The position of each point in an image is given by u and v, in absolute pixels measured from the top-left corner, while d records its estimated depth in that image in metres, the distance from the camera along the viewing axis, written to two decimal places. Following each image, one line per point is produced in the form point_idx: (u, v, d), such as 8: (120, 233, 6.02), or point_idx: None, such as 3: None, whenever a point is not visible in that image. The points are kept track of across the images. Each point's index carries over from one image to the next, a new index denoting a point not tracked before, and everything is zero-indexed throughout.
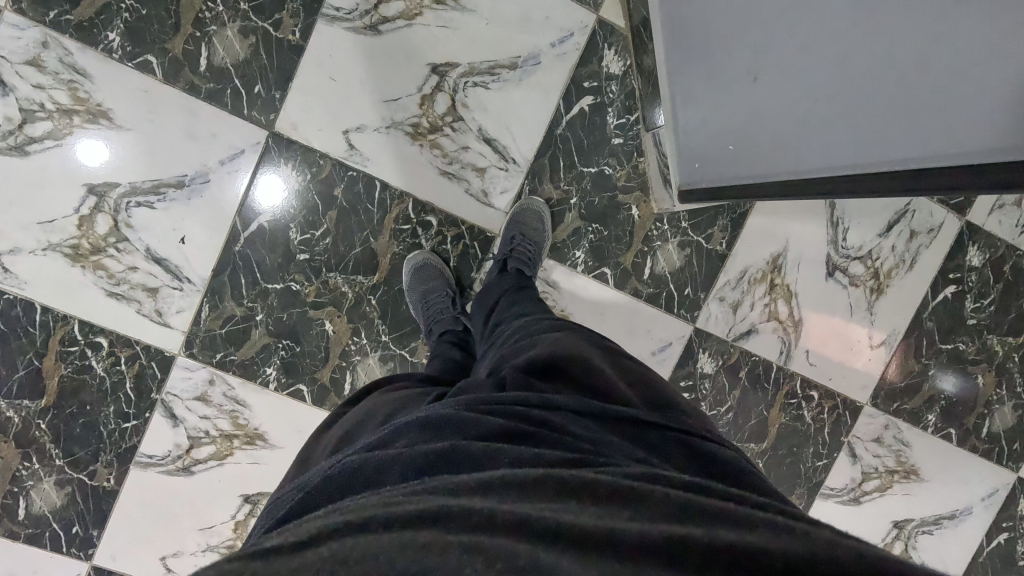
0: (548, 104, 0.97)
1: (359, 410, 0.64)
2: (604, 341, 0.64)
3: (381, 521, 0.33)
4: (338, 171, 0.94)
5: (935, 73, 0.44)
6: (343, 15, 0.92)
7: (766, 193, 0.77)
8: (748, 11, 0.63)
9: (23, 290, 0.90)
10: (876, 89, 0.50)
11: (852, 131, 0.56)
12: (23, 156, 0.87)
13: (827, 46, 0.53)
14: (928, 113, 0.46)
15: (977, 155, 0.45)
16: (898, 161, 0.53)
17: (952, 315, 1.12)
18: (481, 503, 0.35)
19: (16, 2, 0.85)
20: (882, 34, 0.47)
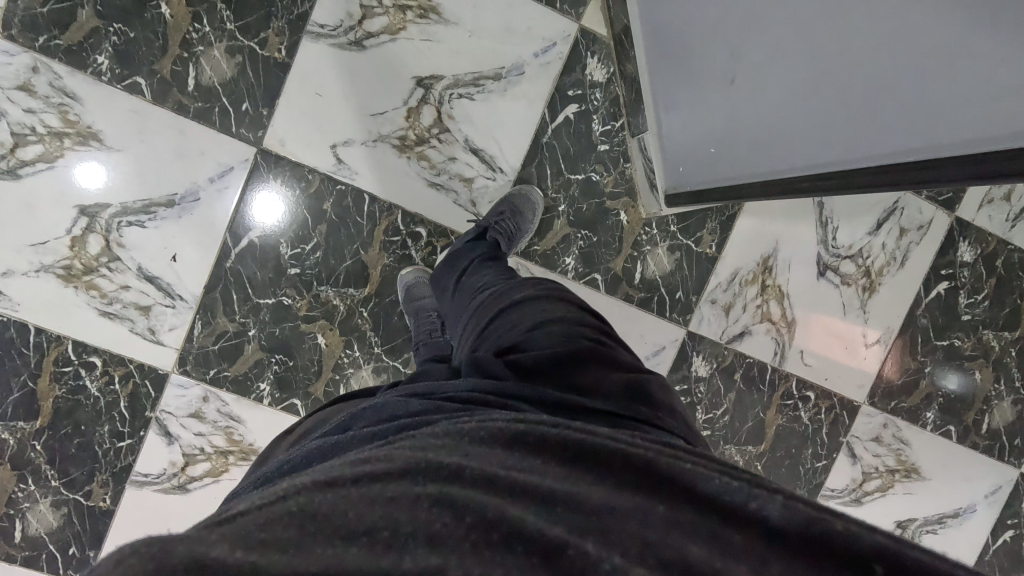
0: (533, 114, 0.98)
1: (330, 408, 0.64)
2: (574, 314, 0.64)
3: (348, 476, 0.33)
4: (327, 185, 0.95)
5: (907, 68, 0.44)
6: (328, 31, 0.93)
7: (746, 189, 0.78)
8: (725, 11, 0.63)
9: (16, 312, 0.90)
10: (851, 84, 0.50)
11: (830, 127, 0.56)
12: (15, 180, 0.88)
13: (803, 44, 0.53)
14: (901, 108, 0.47)
15: (951, 147, 0.45)
16: (877, 154, 0.53)
17: (947, 310, 1.11)
18: (447, 457, 0.35)
19: (5, 29, 0.86)
20: (852, 31, 0.47)
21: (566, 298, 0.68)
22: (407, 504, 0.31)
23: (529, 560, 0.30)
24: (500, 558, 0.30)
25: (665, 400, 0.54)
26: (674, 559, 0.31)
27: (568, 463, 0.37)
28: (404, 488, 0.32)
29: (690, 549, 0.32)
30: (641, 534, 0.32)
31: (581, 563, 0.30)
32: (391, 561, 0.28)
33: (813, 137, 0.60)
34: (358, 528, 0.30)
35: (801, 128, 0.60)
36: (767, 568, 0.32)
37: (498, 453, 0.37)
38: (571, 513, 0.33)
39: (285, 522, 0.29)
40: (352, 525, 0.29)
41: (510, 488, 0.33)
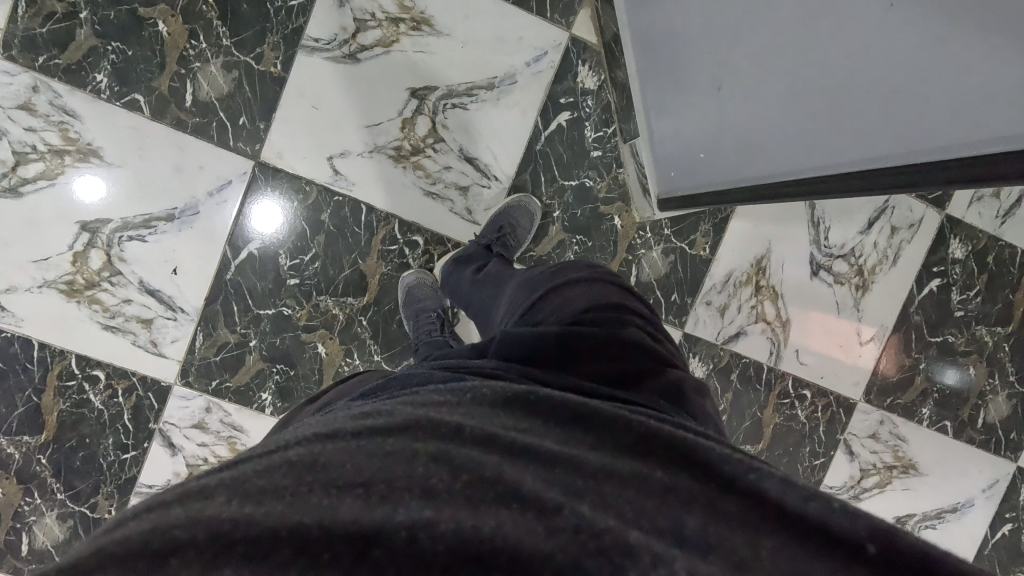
0: (526, 122, 0.99)
1: (349, 381, 0.67)
2: (620, 304, 0.63)
3: (349, 431, 0.36)
4: (325, 196, 0.96)
5: (895, 70, 0.44)
6: (322, 45, 0.94)
7: (740, 194, 0.78)
8: (717, 17, 0.63)
9: (20, 327, 0.92)
10: (841, 88, 0.50)
11: (822, 131, 0.56)
12: (18, 198, 0.90)
13: (794, 48, 0.54)
14: (890, 110, 0.47)
15: (938, 151, 0.46)
16: (868, 159, 0.53)
17: (940, 307, 1.13)
18: (450, 416, 0.38)
19: (6, 50, 0.87)
20: (836, 36, 0.48)
21: (612, 283, 0.68)
22: (403, 460, 0.34)
23: (522, 513, 0.31)
24: (495, 512, 0.31)
25: (699, 406, 0.52)
26: (668, 529, 0.32)
27: (569, 425, 0.39)
28: (402, 442, 0.35)
29: (686, 522, 0.33)
30: (638, 502, 0.33)
31: (574, 520, 0.31)
32: (386, 512, 0.31)
33: (806, 142, 0.60)
34: (356, 482, 0.32)
35: (794, 133, 0.61)
36: (761, 538, 0.33)
37: (500, 414, 0.39)
38: (567, 475, 0.34)
39: (285, 472, 0.33)
40: (346, 477, 0.32)
41: (508, 449, 0.35)
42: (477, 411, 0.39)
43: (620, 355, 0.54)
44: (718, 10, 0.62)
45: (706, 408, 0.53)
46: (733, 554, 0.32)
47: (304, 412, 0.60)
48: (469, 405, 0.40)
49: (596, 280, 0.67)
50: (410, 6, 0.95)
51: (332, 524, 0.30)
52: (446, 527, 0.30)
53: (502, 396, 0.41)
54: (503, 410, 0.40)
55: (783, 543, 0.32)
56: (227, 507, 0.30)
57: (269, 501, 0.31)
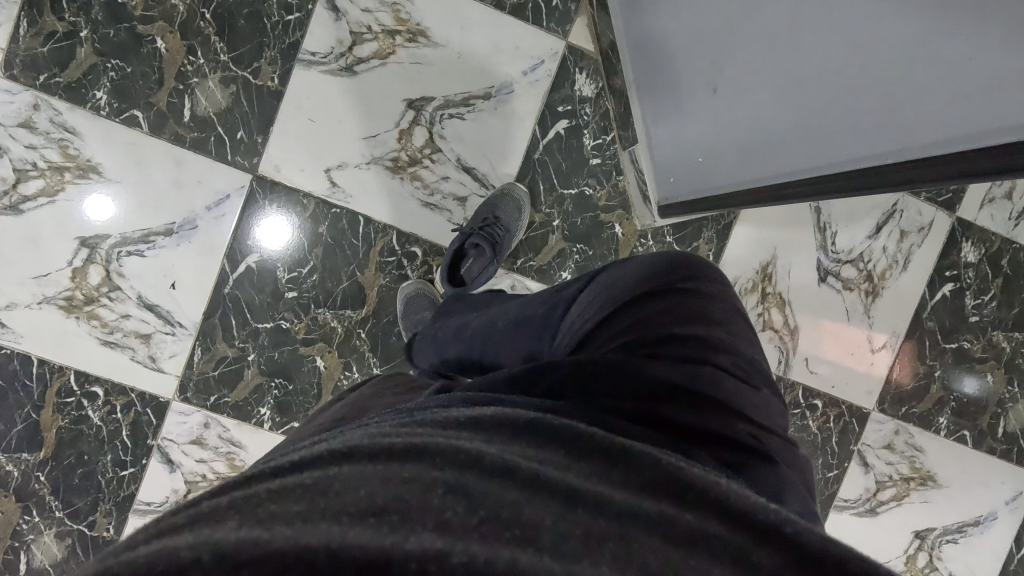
0: (524, 131, 0.98)
1: (356, 395, 0.67)
2: (673, 316, 0.54)
3: (365, 451, 0.35)
4: (322, 209, 0.96)
5: (902, 57, 0.42)
6: (319, 58, 0.94)
7: (746, 203, 0.75)
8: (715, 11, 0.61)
9: (19, 344, 0.92)
10: (843, 80, 0.48)
11: (826, 128, 0.54)
12: (18, 215, 0.90)
13: (793, 39, 0.51)
14: (894, 102, 0.44)
15: (944, 145, 0.43)
16: (873, 156, 0.51)
17: (953, 312, 1.09)
18: (469, 443, 0.36)
19: (8, 69, 0.89)
20: (836, 29, 0.46)
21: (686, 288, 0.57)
22: (420, 490, 0.32)
23: (540, 554, 0.30)
24: (510, 550, 0.29)
25: (772, 476, 0.45)
26: None
27: (594, 460, 0.37)
28: (420, 470, 0.33)
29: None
30: (664, 549, 0.31)
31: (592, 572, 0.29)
32: (397, 539, 0.29)
33: (810, 141, 0.57)
34: (369, 512, 0.30)
35: (796, 130, 0.58)
36: None
37: (522, 441, 0.37)
38: (590, 515, 0.32)
39: (297, 495, 0.31)
40: (360, 504, 0.31)
41: (528, 482, 0.33)
42: (498, 437, 0.38)
43: (693, 400, 0.46)
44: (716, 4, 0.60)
45: (779, 475, 0.45)
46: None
47: (315, 429, 0.58)
48: (489, 430, 0.38)
49: (642, 284, 0.57)
50: (405, 18, 0.95)
51: (340, 548, 0.28)
52: (460, 559, 0.28)
53: (523, 423, 0.39)
54: (524, 437, 0.38)
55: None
56: (230, 531, 0.29)
57: (274, 524, 0.29)
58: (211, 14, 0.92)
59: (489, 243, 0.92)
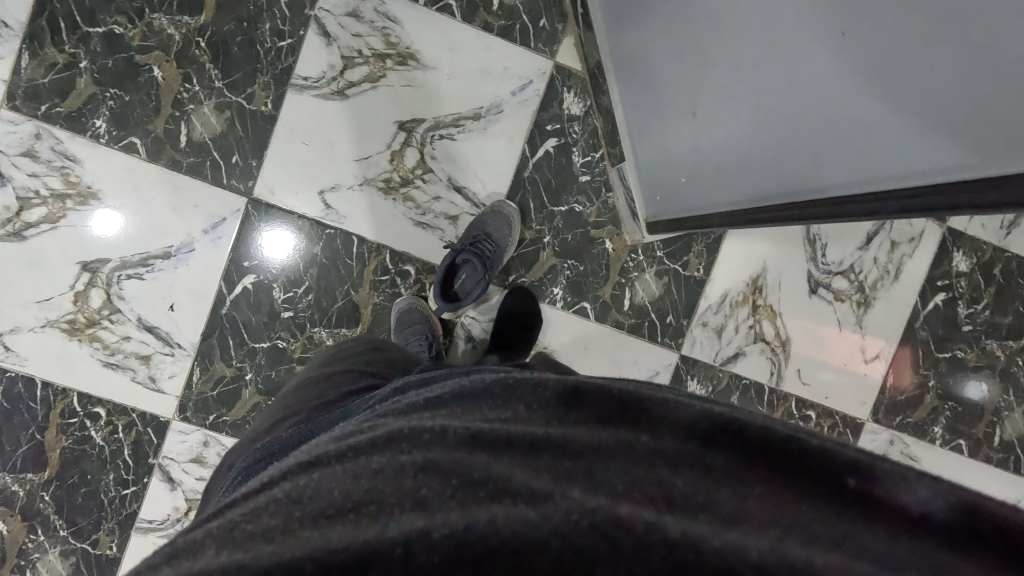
0: (514, 150, 1.00)
1: (325, 392, 0.67)
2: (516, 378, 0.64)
3: (331, 460, 0.38)
4: (316, 230, 0.98)
5: (854, 94, 0.43)
6: (311, 83, 0.96)
7: (728, 223, 0.76)
8: (694, 43, 0.63)
9: (23, 367, 0.94)
10: (809, 111, 0.49)
11: (795, 156, 0.55)
12: (22, 241, 0.93)
13: (763, 72, 0.53)
14: (853, 136, 0.45)
15: (899, 181, 0.44)
16: (841, 186, 0.51)
17: (946, 322, 1.09)
18: (432, 423, 0.39)
19: (11, 101, 0.91)
20: (805, 60, 0.47)
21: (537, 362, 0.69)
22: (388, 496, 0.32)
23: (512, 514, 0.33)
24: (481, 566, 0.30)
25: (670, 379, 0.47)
26: None
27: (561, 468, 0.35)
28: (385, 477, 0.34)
29: (676, 484, 0.33)
30: None
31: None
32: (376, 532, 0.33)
33: (780, 168, 0.58)
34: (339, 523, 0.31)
35: (767, 156, 0.59)
36: None
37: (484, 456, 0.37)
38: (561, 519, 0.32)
39: (271, 513, 0.34)
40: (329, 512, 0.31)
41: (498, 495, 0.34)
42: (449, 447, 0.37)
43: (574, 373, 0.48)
44: (695, 36, 0.63)
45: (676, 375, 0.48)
46: (723, 507, 0.32)
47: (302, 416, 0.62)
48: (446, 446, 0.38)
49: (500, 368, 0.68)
50: (395, 42, 0.97)
51: (326, 554, 0.31)
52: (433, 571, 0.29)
53: (482, 388, 0.43)
54: (484, 404, 0.41)
55: (769, 492, 0.32)
56: None
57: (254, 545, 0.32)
58: (205, 42, 0.94)
59: (477, 258, 0.94)
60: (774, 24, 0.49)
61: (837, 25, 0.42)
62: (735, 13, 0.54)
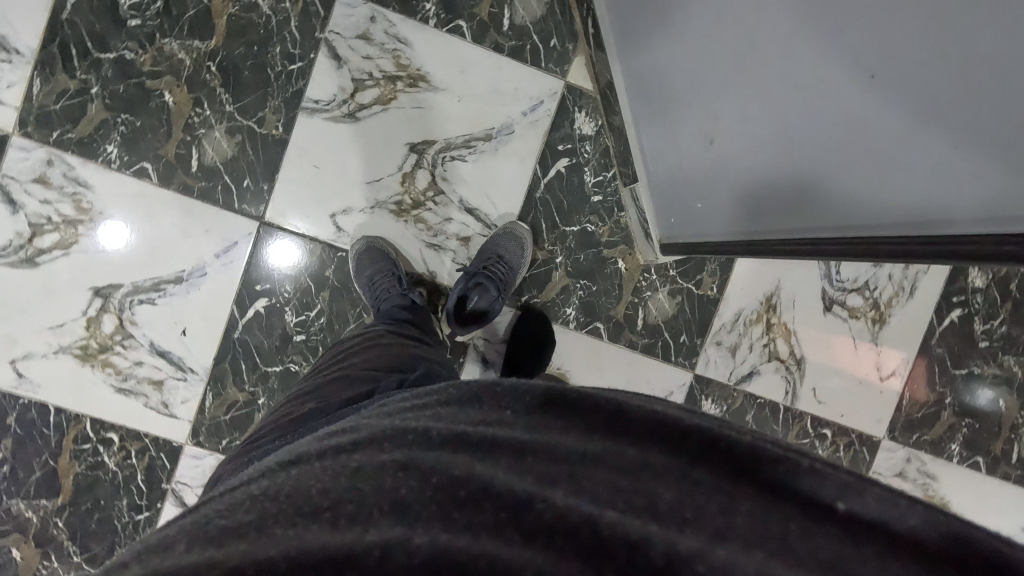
0: (525, 171, 0.99)
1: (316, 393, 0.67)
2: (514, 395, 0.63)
3: (318, 459, 0.39)
4: (328, 253, 0.97)
5: (874, 136, 0.44)
6: (322, 106, 0.96)
7: (731, 253, 0.76)
8: (713, 71, 0.64)
9: (36, 393, 0.94)
10: (828, 146, 0.49)
11: (810, 189, 0.55)
12: (34, 268, 0.93)
13: (782, 106, 0.54)
14: (873, 175, 0.45)
15: (913, 225, 0.44)
16: (852, 224, 0.52)
17: (962, 338, 1.08)
18: (418, 426, 0.40)
19: (22, 127, 0.91)
20: (826, 96, 0.47)
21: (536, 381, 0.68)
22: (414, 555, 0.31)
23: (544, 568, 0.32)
24: None
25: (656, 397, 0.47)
26: None
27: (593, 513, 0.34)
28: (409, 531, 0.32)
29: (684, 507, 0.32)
30: None
31: None
32: None
33: (795, 200, 0.58)
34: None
35: (782, 186, 0.59)
36: None
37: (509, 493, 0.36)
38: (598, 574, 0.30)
39: (250, 511, 0.35)
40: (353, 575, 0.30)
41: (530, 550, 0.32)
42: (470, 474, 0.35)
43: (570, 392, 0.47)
44: (715, 65, 0.63)
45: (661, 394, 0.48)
46: (712, 523, 0.32)
47: (308, 402, 0.65)
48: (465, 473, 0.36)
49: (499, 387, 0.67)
50: (406, 63, 0.96)
51: None
52: None
53: (474, 397, 0.44)
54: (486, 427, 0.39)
55: None
56: None
57: (229, 543, 0.33)
58: (216, 67, 0.94)
59: (489, 281, 0.93)
60: (797, 61, 0.50)
61: (863, 68, 0.42)
62: (758, 46, 0.54)
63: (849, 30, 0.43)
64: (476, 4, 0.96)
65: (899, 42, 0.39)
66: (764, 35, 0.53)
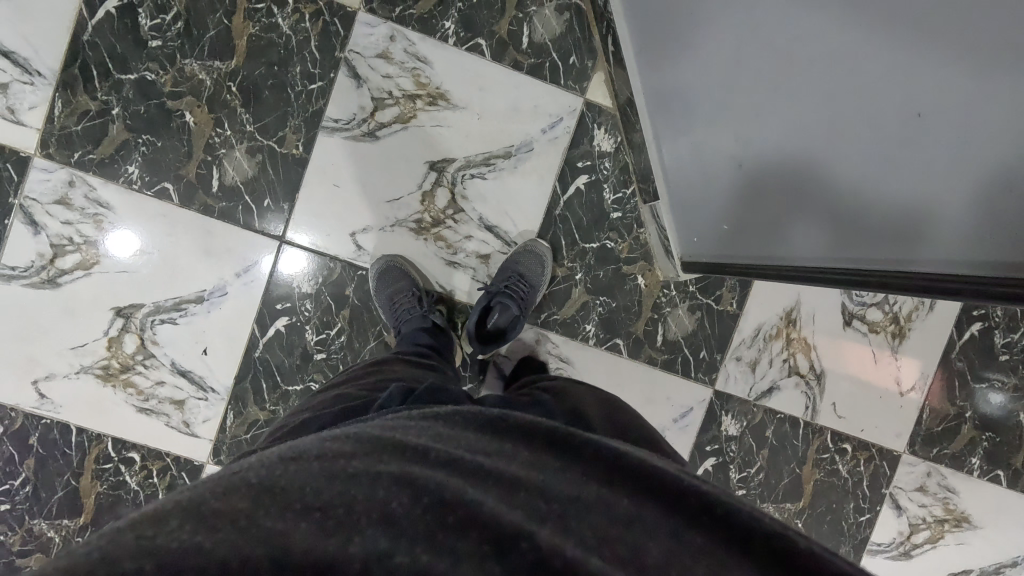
0: (544, 188, 0.99)
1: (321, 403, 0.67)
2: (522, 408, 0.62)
3: (312, 453, 0.39)
4: (348, 271, 0.97)
5: (913, 173, 0.44)
6: (342, 125, 0.96)
7: (741, 272, 0.77)
8: (743, 91, 0.64)
9: (57, 413, 0.94)
10: (862, 176, 0.50)
11: (838, 217, 0.56)
12: (56, 288, 0.93)
13: (816, 133, 0.54)
14: (908, 209, 0.46)
15: (942, 262, 0.45)
16: (872, 255, 0.53)
17: (983, 352, 1.08)
18: (417, 440, 0.41)
19: (44, 149, 0.91)
20: (863, 129, 0.48)
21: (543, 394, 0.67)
22: None
23: None
24: None
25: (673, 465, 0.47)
26: None
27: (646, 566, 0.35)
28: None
29: None
30: None
31: None
32: None
33: (821, 226, 0.59)
34: None
35: (810, 211, 0.60)
36: None
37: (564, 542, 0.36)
38: None
39: (258, 496, 0.36)
40: None
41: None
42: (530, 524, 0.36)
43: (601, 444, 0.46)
44: (746, 86, 0.63)
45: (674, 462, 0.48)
46: None
47: (321, 408, 0.65)
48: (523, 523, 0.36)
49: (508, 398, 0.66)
50: (426, 82, 0.96)
51: None
52: None
53: (477, 424, 0.46)
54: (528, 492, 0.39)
55: None
56: None
57: (219, 525, 0.32)
58: (236, 87, 0.94)
59: (513, 301, 0.93)
60: (837, 90, 0.50)
61: (910, 106, 0.43)
62: (794, 70, 0.54)
63: (898, 66, 0.43)
64: (496, 23, 0.96)
65: (952, 86, 0.39)
66: (802, 60, 0.53)
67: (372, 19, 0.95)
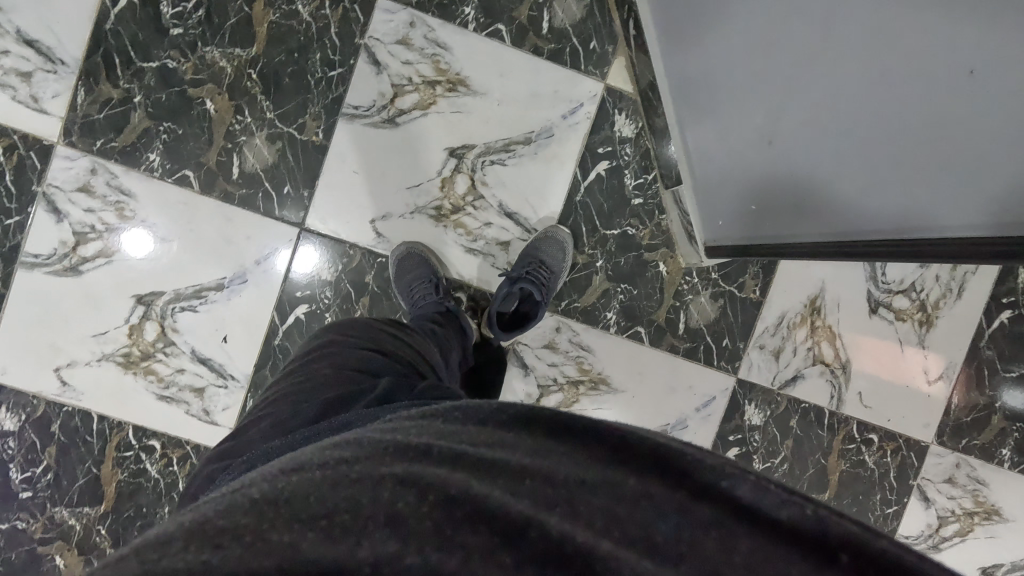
0: (565, 175, 0.98)
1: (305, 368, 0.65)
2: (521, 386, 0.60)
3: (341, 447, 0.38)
4: (368, 259, 0.97)
5: (947, 134, 0.43)
6: (362, 112, 0.95)
7: (764, 253, 0.77)
8: (773, 62, 0.62)
9: (79, 401, 0.94)
10: (885, 142, 0.49)
11: (860, 187, 0.55)
12: (78, 276, 0.93)
13: (838, 100, 0.53)
14: (931, 172, 0.45)
15: (968, 223, 0.44)
16: (897, 224, 0.52)
17: (1013, 340, 1.05)
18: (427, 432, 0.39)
19: (67, 137, 0.92)
20: (887, 92, 0.47)
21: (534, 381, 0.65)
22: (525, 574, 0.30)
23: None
24: None
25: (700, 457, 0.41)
26: None
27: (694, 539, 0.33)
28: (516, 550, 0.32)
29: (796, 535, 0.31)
30: None
31: None
32: None
33: (842, 198, 0.58)
34: None
35: (831, 184, 0.59)
36: None
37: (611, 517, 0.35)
38: None
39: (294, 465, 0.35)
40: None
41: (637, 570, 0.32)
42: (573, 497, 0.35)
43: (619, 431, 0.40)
44: (768, 58, 0.62)
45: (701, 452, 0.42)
46: None
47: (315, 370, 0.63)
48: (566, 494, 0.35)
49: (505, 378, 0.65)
50: (445, 68, 0.96)
51: None
52: None
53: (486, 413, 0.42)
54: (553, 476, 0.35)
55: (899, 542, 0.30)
56: None
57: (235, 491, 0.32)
58: (257, 74, 0.94)
59: (535, 287, 0.92)
60: (865, 53, 0.49)
61: (957, 62, 0.41)
62: (830, 35, 0.52)
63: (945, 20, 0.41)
64: (516, 8, 0.96)
65: (1006, 40, 0.37)
66: (826, 25, 0.52)
67: (391, 5, 0.95)
